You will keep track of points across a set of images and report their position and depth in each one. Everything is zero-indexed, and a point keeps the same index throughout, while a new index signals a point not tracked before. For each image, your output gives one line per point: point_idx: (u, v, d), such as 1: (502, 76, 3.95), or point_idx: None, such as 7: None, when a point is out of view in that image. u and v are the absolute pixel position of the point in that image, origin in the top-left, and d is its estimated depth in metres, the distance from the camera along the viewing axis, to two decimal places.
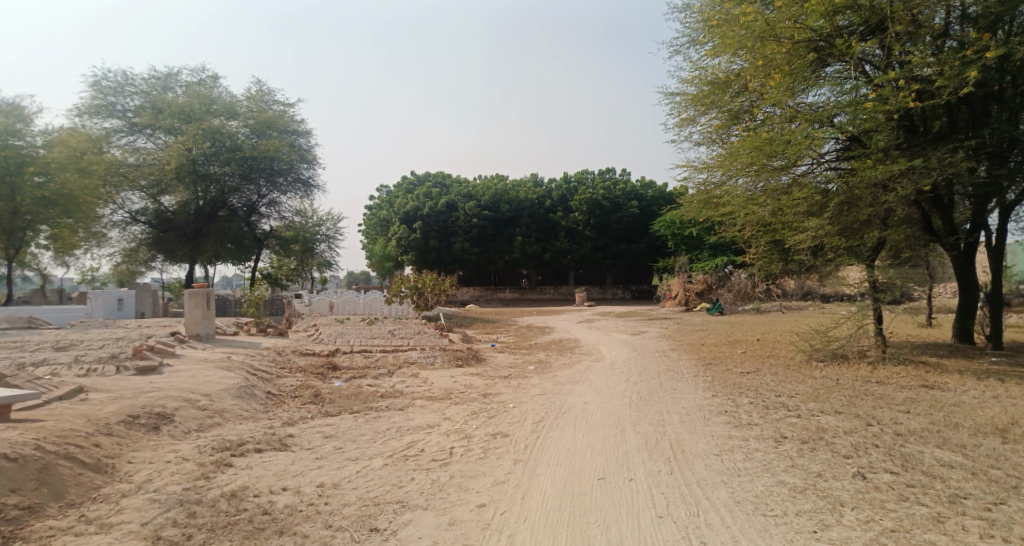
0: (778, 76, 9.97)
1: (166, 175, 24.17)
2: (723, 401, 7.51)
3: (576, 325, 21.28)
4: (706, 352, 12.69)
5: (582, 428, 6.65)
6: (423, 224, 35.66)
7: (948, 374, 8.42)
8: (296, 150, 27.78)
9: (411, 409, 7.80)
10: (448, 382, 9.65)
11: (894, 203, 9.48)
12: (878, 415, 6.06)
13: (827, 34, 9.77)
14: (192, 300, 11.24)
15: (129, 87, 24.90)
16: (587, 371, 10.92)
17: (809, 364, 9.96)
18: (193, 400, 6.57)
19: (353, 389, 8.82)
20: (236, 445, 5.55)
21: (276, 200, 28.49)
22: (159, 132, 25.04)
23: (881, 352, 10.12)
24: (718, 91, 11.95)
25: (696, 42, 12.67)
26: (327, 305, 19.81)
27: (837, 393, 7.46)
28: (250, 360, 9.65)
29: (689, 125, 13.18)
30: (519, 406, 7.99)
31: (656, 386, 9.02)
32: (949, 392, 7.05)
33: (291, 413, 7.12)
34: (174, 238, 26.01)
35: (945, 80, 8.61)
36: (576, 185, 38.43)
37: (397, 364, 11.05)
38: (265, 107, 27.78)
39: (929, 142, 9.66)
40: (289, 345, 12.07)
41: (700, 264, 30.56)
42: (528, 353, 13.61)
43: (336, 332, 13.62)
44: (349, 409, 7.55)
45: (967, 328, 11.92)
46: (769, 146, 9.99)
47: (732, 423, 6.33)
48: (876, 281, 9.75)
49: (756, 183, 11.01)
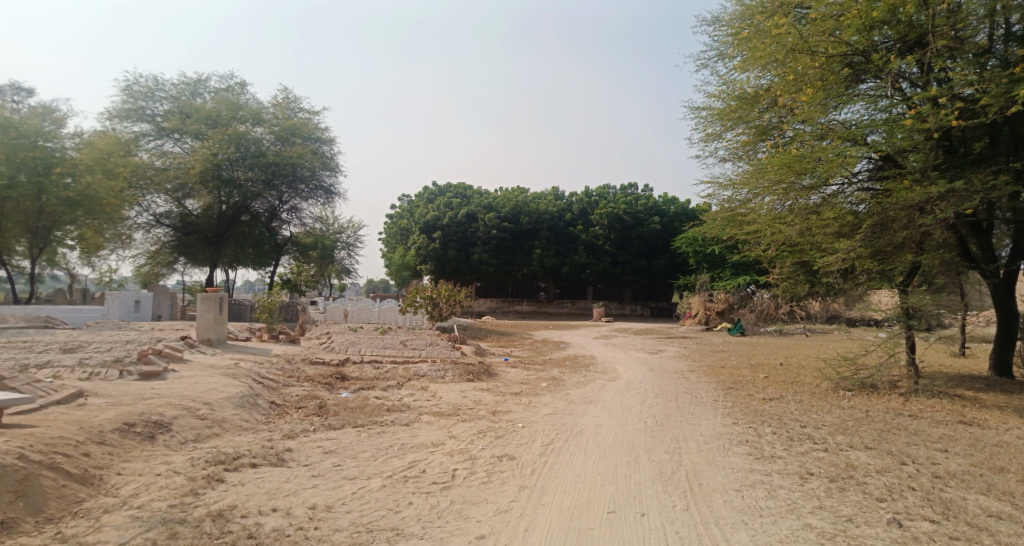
0: (810, 91, 9.54)
1: (190, 180, 24.48)
2: (743, 430, 7.11)
3: (592, 341, 20.90)
4: (726, 375, 12.22)
5: (593, 454, 6.32)
6: (443, 235, 35.68)
7: (987, 410, 7.90)
8: (319, 158, 28.02)
9: (416, 425, 7.54)
10: (457, 397, 9.38)
11: (931, 226, 9.02)
12: (913, 453, 5.63)
13: (863, 49, 9.37)
14: (204, 304, 11.13)
15: (159, 92, 25.41)
16: (602, 390, 10.56)
17: (836, 394, 9.48)
18: (193, 408, 6.41)
19: (359, 401, 8.61)
20: (231, 459, 5.34)
21: (297, 206, 28.73)
22: (186, 137, 25.44)
23: (913, 384, 9.61)
24: (746, 106, 11.65)
25: (724, 56, 12.42)
26: (342, 312, 19.75)
27: (866, 425, 7.01)
28: (258, 367, 9.52)
29: (714, 140, 12.87)
30: (529, 426, 7.69)
31: (673, 410, 8.63)
32: (990, 430, 6.57)
33: (293, 426, 6.92)
34: (197, 241, 26.34)
35: (990, 98, 8.14)
36: (597, 199, 38.13)
37: (406, 377, 10.83)
38: (290, 114, 28.15)
39: (969, 164, 9.17)
40: (300, 353, 11.95)
41: (722, 282, 29.96)
42: (541, 369, 13.29)
43: (348, 340, 13.48)
44: (353, 423, 7.32)
45: (1005, 360, 11.28)
46: (798, 163, 9.65)
47: (753, 455, 5.95)
48: (909, 308, 9.27)
49: (783, 202, 10.64)
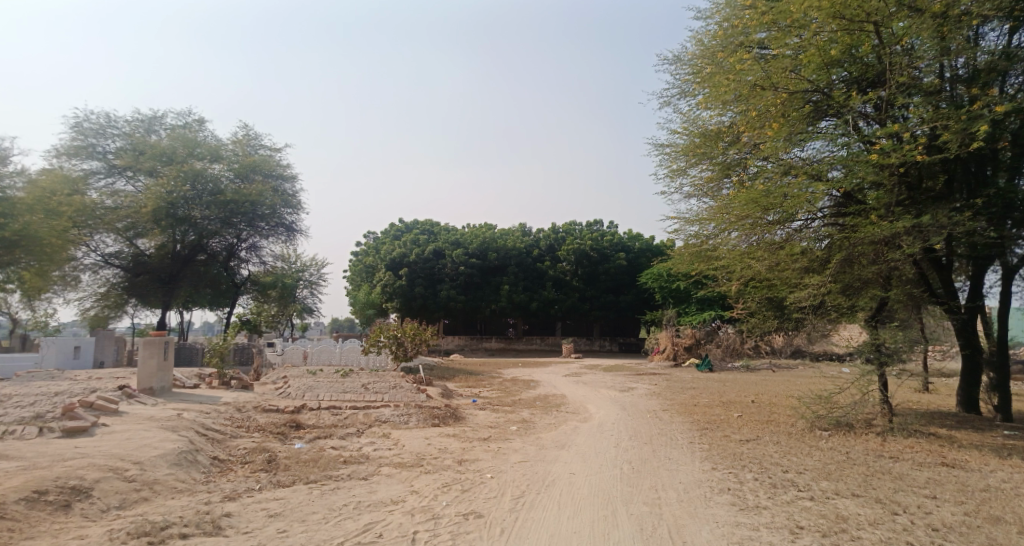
0: (775, 126, 9.60)
1: (142, 218, 23.49)
2: (723, 476, 6.75)
3: (563, 379, 20.44)
4: (700, 415, 11.91)
5: (568, 508, 5.85)
6: (410, 271, 35.15)
7: (967, 450, 7.76)
8: (280, 195, 27.48)
9: (375, 479, 6.92)
10: (420, 446, 8.78)
11: (900, 260, 9.03)
12: (903, 501, 5.35)
13: (823, 87, 9.48)
14: (147, 349, 10.34)
15: (111, 129, 24.44)
16: (574, 433, 10.09)
17: (812, 434, 9.25)
18: (120, 469, 5.69)
19: (314, 453, 7.94)
20: (158, 530, 4.67)
21: (257, 243, 28.09)
22: (140, 174, 24.53)
23: (888, 422, 9.46)
24: (710, 143, 11.72)
25: (688, 95, 12.52)
26: (301, 354, 18.88)
27: (849, 469, 6.73)
28: (203, 418, 8.75)
29: (679, 176, 12.85)
30: (498, 476, 7.17)
31: (648, 454, 8.22)
32: (974, 473, 6.37)
33: (236, 485, 6.24)
34: (149, 282, 25.26)
35: (951, 134, 8.24)
36: (564, 236, 38.25)
37: (366, 423, 10.16)
38: (250, 151, 27.68)
39: (930, 201, 9.29)
40: (252, 400, 11.15)
41: (688, 317, 30.09)
42: (511, 411, 12.74)
43: (305, 385, 12.71)
44: (305, 479, 6.69)
45: (972, 396, 11.40)
46: (765, 198, 9.61)
47: (736, 506, 5.59)
48: (880, 343, 9.19)
49: (750, 237, 10.63)
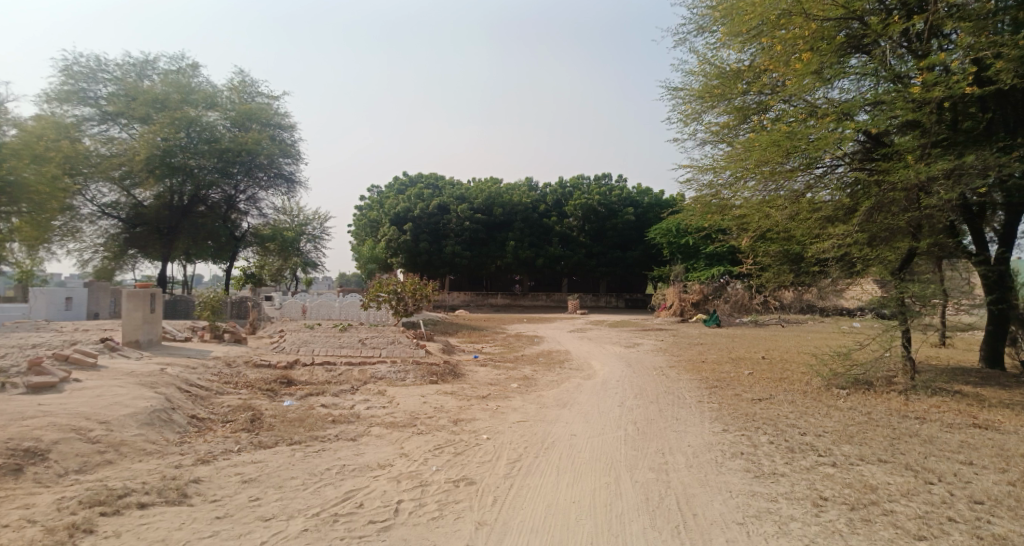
0: (804, 58, 8.75)
1: (135, 167, 22.72)
2: (736, 439, 6.29)
3: (568, 335, 20.03)
4: (709, 372, 11.44)
5: (568, 474, 5.41)
6: (414, 226, 34.48)
7: (997, 409, 7.25)
8: (277, 144, 26.78)
9: (364, 440, 6.50)
10: (415, 404, 8.37)
11: (937, 208, 8.25)
12: (935, 468, 4.87)
13: (859, 14, 8.59)
14: (130, 302, 9.90)
15: (102, 74, 23.37)
16: (577, 391, 9.66)
17: (829, 392, 8.74)
18: (84, 430, 5.26)
19: (302, 412, 7.53)
20: (114, 498, 4.24)
21: (256, 196, 27.62)
22: (133, 122, 23.67)
23: (909, 380, 9.00)
24: (728, 82, 10.77)
25: (706, 28, 11.47)
26: (300, 308, 18.52)
27: (871, 431, 6.25)
28: (188, 373, 8.35)
29: (694, 121, 11.88)
30: (495, 437, 6.74)
31: (654, 414, 7.77)
32: (1010, 436, 5.88)
33: (213, 446, 5.83)
34: (148, 233, 24.72)
35: (1006, 64, 7.39)
36: (571, 190, 37.35)
37: (361, 380, 9.77)
38: (246, 99, 26.83)
39: (971, 141, 8.50)
40: (244, 354, 10.78)
41: (696, 273, 29.50)
42: (513, 367, 12.32)
43: (301, 340, 12.34)
44: (289, 440, 6.28)
45: (997, 353, 10.83)
46: (788, 141, 8.84)
47: (750, 472, 5.13)
48: (905, 297, 8.55)
49: (770, 185, 9.87)
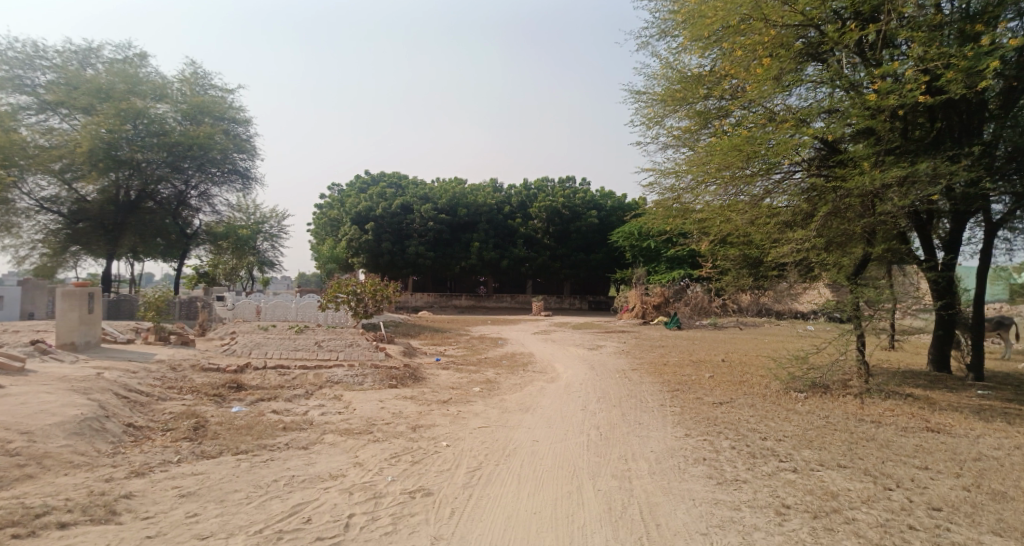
0: (764, 64, 8.83)
1: (76, 159, 21.55)
2: (698, 444, 6.24)
3: (531, 337, 19.91)
4: (671, 375, 11.45)
5: (529, 483, 5.24)
6: (376, 226, 33.84)
7: (947, 413, 7.42)
8: (231, 139, 25.90)
9: (316, 448, 6.18)
10: (372, 410, 8.06)
11: (891, 215, 8.44)
12: (893, 473, 4.90)
13: (817, 21, 8.72)
14: (65, 301, 9.22)
15: (40, 60, 22.12)
16: (539, 394, 9.50)
17: (787, 396, 8.83)
18: (1, 441, 4.80)
19: (251, 418, 7.14)
20: (30, 518, 3.84)
21: (208, 192, 26.60)
22: (75, 113, 22.49)
23: (863, 383, 9.16)
24: (690, 86, 10.80)
25: (668, 33, 11.51)
26: (254, 309, 17.86)
27: (830, 435, 6.29)
28: (127, 378, 7.83)
29: (656, 125, 11.89)
30: (455, 444, 6.51)
31: (617, 419, 7.68)
32: (961, 439, 6.01)
33: (150, 457, 5.42)
34: (91, 229, 23.24)
35: (956, 74, 7.61)
36: (536, 192, 37.35)
37: (316, 385, 9.39)
38: (199, 92, 25.83)
39: (923, 149, 8.74)
40: (191, 357, 10.24)
41: (657, 276, 29.88)
42: (475, 370, 12.09)
43: (253, 342, 11.82)
44: (235, 449, 5.91)
45: (944, 356, 11.20)
46: (749, 145, 8.90)
47: (712, 479, 5.07)
48: (860, 302, 8.70)
49: (731, 189, 9.93)
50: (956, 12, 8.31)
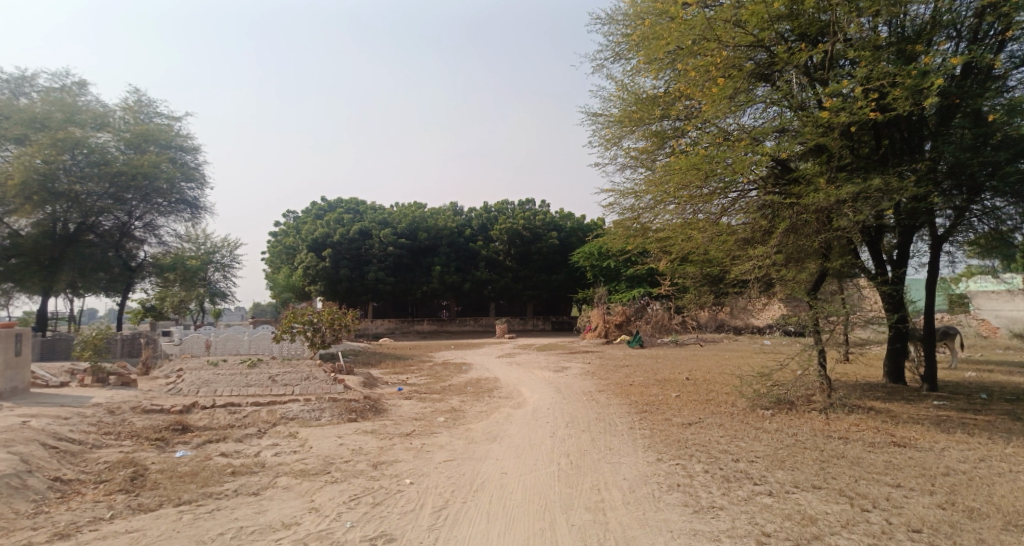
0: (718, 85, 9.00)
1: (7, 191, 20.31)
2: (670, 469, 6.08)
3: (496, 361, 19.58)
4: (637, 395, 11.35)
5: (499, 521, 4.94)
6: (333, 252, 33.05)
7: (910, 425, 7.50)
8: (178, 167, 25.02)
9: (268, 494, 5.73)
10: (330, 447, 7.62)
11: (846, 229, 8.62)
12: (868, 493, 4.85)
13: (767, 43, 8.96)
14: None
15: None
16: (506, 422, 9.21)
17: (754, 413, 8.81)
18: None
19: (196, 464, 6.62)
20: None
21: (154, 222, 25.49)
22: (7, 143, 21.30)
23: (826, 398, 9.24)
24: (647, 108, 10.92)
25: (622, 56, 11.69)
26: (203, 343, 16.98)
27: (801, 454, 6.24)
28: (57, 425, 7.18)
29: (614, 146, 11.96)
30: (419, 481, 6.17)
31: (587, 445, 7.47)
32: (928, 453, 6.05)
33: (78, 515, 4.89)
34: (25, 265, 21.80)
35: (902, 92, 7.92)
36: (496, 215, 37.34)
37: (270, 422, 8.86)
38: (144, 120, 24.92)
39: (872, 166, 9.01)
40: (131, 399, 9.53)
41: (618, 295, 30.10)
42: (439, 399, 11.70)
43: (201, 380, 11.15)
44: (178, 499, 5.43)
45: (899, 367, 11.45)
46: (707, 164, 8.97)
47: (689, 507, 4.90)
48: (819, 318, 8.80)
49: (690, 209, 9.98)
50: (896, 34, 8.69)
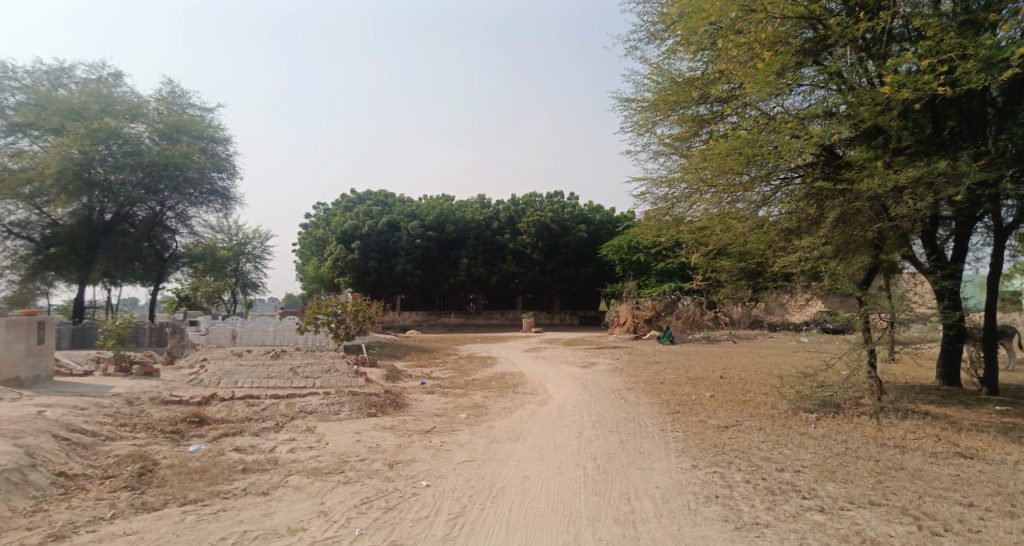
0: (762, 63, 8.40)
1: (44, 181, 20.73)
2: (707, 478, 5.57)
3: (522, 355, 19.18)
4: (669, 394, 10.82)
5: (518, 532, 4.53)
6: (362, 244, 33.08)
7: (974, 434, 6.82)
8: (209, 157, 25.24)
9: (277, 494, 5.44)
10: (347, 444, 7.31)
11: (904, 218, 7.90)
12: (937, 512, 4.29)
13: (818, 15, 8.30)
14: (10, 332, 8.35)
15: (9, 81, 21.42)
16: (531, 420, 8.79)
17: (797, 417, 8.19)
18: None
19: (208, 459, 6.38)
20: None
21: (186, 212, 25.78)
22: (47, 134, 21.72)
23: (877, 401, 8.55)
24: (683, 90, 10.30)
25: (657, 36, 11.09)
26: (229, 333, 17.08)
27: (853, 464, 5.67)
28: (72, 416, 7.04)
29: (647, 132, 11.35)
30: (437, 483, 5.80)
31: (616, 447, 7.00)
32: (1001, 466, 5.44)
33: (77, 514, 4.66)
34: (62, 255, 22.21)
35: (973, 66, 7.18)
36: (524, 208, 36.84)
37: (289, 416, 8.63)
38: (176, 110, 25.23)
39: (933, 150, 8.27)
40: (151, 389, 9.42)
41: (648, 289, 29.28)
42: (463, 394, 11.34)
43: (223, 370, 11.03)
44: (184, 497, 5.18)
45: (954, 368, 10.65)
46: (749, 148, 8.36)
47: (730, 523, 4.41)
48: (870, 315, 8.13)
49: (729, 197, 9.36)
50: (963, 4, 7.91)
